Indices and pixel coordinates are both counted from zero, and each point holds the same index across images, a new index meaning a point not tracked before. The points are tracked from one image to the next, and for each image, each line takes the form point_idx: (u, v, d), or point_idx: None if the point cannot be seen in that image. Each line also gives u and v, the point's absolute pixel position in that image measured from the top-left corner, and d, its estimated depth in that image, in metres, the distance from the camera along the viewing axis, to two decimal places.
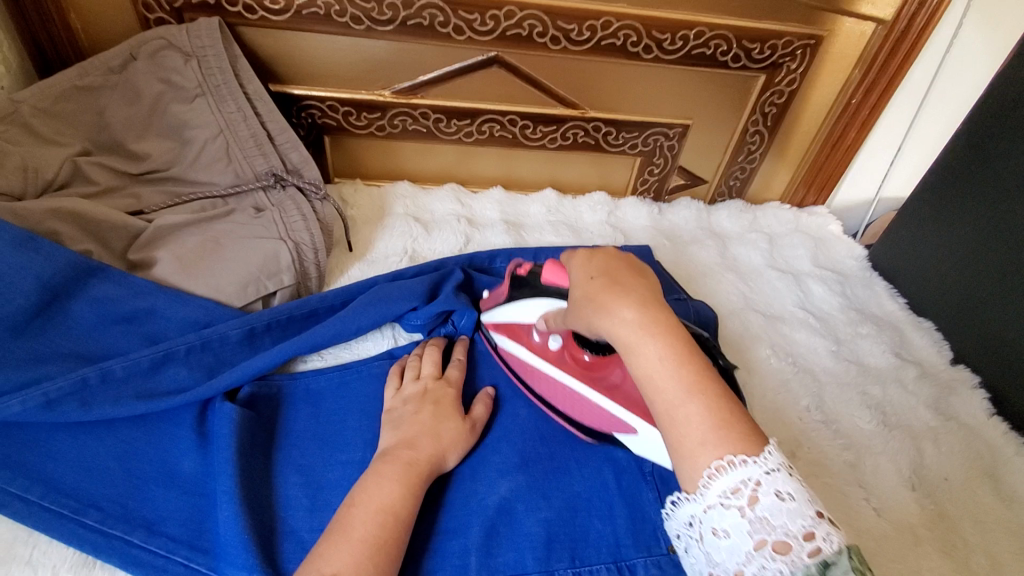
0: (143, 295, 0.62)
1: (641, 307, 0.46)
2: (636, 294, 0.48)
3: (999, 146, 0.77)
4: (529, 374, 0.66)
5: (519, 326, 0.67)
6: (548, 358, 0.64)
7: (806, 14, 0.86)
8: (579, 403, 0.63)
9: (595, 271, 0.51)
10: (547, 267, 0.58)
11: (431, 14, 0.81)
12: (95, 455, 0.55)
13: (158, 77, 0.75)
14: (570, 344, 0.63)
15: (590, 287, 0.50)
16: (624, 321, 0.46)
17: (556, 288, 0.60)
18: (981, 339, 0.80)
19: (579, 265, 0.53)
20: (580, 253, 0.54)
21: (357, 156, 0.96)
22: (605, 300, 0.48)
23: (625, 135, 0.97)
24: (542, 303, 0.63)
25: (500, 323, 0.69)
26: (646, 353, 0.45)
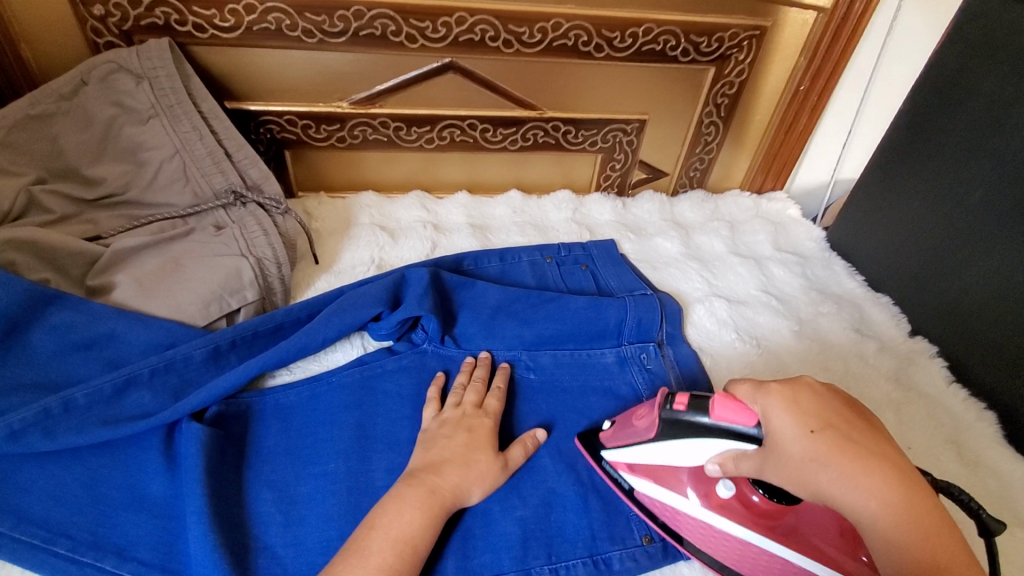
0: (103, 320, 0.62)
1: (883, 483, 0.42)
2: (879, 461, 0.43)
3: (939, 120, 0.81)
4: (676, 521, 0.58)
5: (665, 470, 0.57)
6: (715, 510, 0.55)
7: (750, 6, 0.88)
8: (748, 551, 0.54)
9: (816, 424, 0.45)
10: (721, 403, 0.49)
11: (383, 23, 0.81)
12: (61, 484, 0.54)
13: (110, 100, 0.74)
14: (741, 488, 0.55)
15: (812, 444, 0.44)
16: (868, 505, 0.42)
17: (722, 426, 0.50)
18: (934, 307, 0.83)
19: (781, 411, 0.46)
20: (777, 391, 0.47)
21: (319, 169, 0.97)
22: (842, 471, 0.43)
23: (584, 133, 0.98)
24: (711, 447, 0.51)
25: (637, 464, 0.59)
26: (891, 539, 0.41)
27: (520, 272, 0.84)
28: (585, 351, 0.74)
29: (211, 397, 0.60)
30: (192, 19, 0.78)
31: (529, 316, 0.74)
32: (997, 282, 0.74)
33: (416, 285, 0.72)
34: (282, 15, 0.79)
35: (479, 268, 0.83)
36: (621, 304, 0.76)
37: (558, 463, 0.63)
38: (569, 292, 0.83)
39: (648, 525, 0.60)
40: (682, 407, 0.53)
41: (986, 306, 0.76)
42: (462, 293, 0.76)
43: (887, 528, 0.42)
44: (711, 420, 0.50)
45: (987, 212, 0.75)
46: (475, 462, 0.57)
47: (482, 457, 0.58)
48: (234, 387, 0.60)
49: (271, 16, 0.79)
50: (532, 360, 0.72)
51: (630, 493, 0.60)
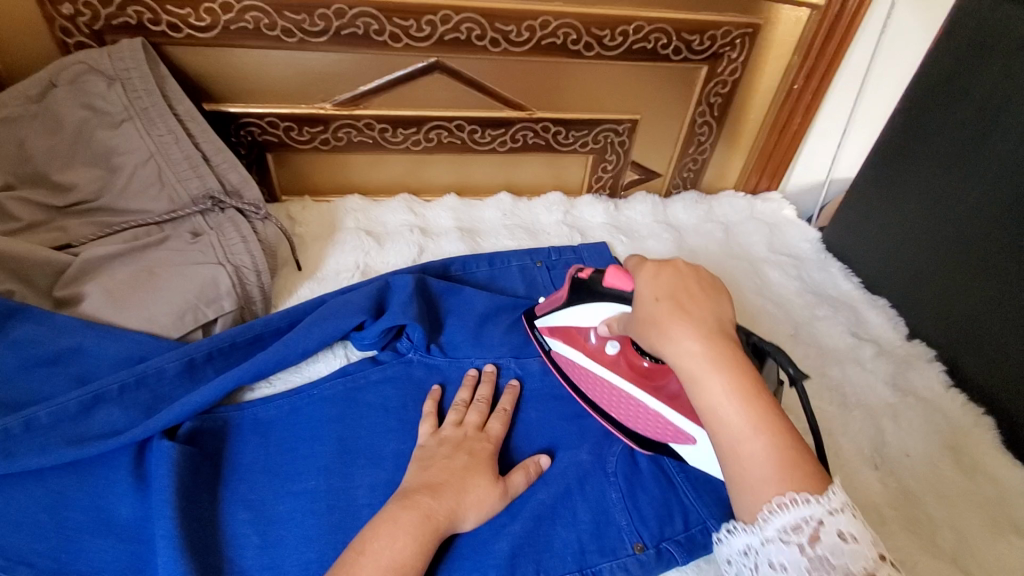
0: (70, 334, 0.59)
1: (705, 337, 0.47)
2: (702, 321, 0.48)
3: (935, 119, 0.79)
4: (578, 374, 0.66)
5: (576, 330, 0.65)
6: (606, 364, 0.63)
7: (742, 3, 0.86)
8: (622, 398, 0.63)
9: (661, 293, 0.50)
10: (611, 271, 0.57)
11: (365, 22, 0.79)
12: (24, 508, 0.52)
13: (81, 103, 0.71)
14: (629, 349, 0.63)
15: (657, 308, 0.50)
16: (690, 354, 0.46)
17: (616, 292, 0.58)
18: (931, 310, 0.81)
19: (645, 282, 0.52)
20: (649, 266, 0.53)
21: (304, 172, 0.94)
22: (671, 325, 0.48)
23: (575, 134, 0.96)
24: (604, 308, 0.61)
25: (556, 327, 0.67)
26: (708, 385, 0.45)
27: (509, 277, 0.82)
28: None
29: (183, 414, 0.57)
30: (167, 19, 0.75)
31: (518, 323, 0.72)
32: (995, 285, 0.72)
33: (401, 292, 0.70)
34: (261, 14, 0.76)
35: (467, 273, 0.81)
36: None
37: (548, 475, 0.61)
38: None
39: (640, 533, 0.58)
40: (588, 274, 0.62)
41: (984, 309, 0.74)
42: (449, 299, 0.73)
43: (704, 372, 0.46)
44: (603, 286, 0.59)
45: (985, 213, 0.73)
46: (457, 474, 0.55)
47: (481, 481, 0.55)
48: (208, 403, 0.58)
49: (250, 15, 0.76)
50: (521, 369, 0.70)
51: (550, 353, 0.68)
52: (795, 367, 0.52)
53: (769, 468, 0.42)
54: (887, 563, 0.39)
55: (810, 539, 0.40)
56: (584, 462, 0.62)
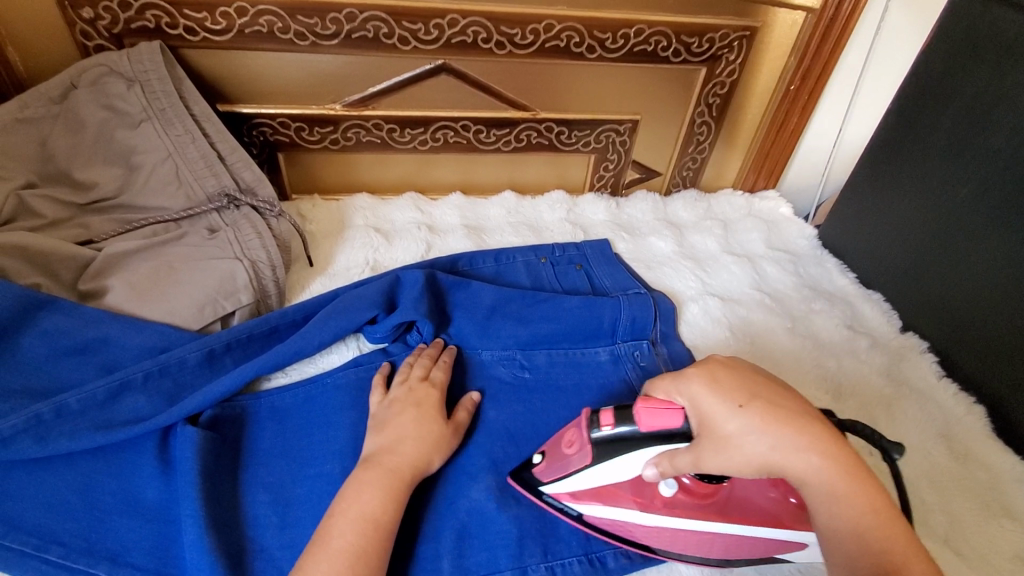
0: (96, 325, 0.61)
1: (818, 440, 0.45)
2: (811, 427, 0.45)
3: (928, 117, 0.81)
4: (626, 531, 0.57)
5: (610, 487, 0.55)
6: (661, 509, 0.54)
7: (739, 7, 0.89)
8: (697, 537, 0.55)
9: (744, 398, 0.46)
10: (644, 411, 0.49)
11: (375, 26, 0.81)
12: (55, 490, 0.54)
13: (101, 104, 0.74)
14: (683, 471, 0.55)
15: (744, 417, 0.45)
16: (808, 464, 0.44)
17: (653, 432, 0.50)
18: (924, 302, 0.84)
19: (710, 392, 0.47)
20: (698, 379, 0.48)
21: (313, 171, 0.96)
22: (781, 435, 0.45)
23: (577, 134, 0.99)
24: (643, 454, 0.51)
25: (581, 490, 0.56)
26: (831, 497, 0.44)
27: (515, 273, 0.85)
28: (580, 351, 0.75)
29: (205, 401, 0.60)
30: (183, 23, 0.78)
31: (524, 317, 0.75)
32: (985, 277, 0.75)
33: (411, 286, 0.73)
34: (274, 18, 0.79)
35: (474, 269, 0.83)
36: (615, 303, 0.77)
37: None
38: (564, 291, 0.84)
39: None
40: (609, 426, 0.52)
41: (974, 301, 0.76)
42: (457, 294, 0.76)
43: (832, 486, 0.44)
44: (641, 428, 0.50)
45: (975, 209, 0.76)
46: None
47: (444, 441, 0.59)
48: (229, 391, 0.60)
49: (263, 18, 0.78)
50: (527, 360, 0.73)
51: (580, 517, 0.58)
52: (897, 447, 0.50)
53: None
54: None
55: None
56: None
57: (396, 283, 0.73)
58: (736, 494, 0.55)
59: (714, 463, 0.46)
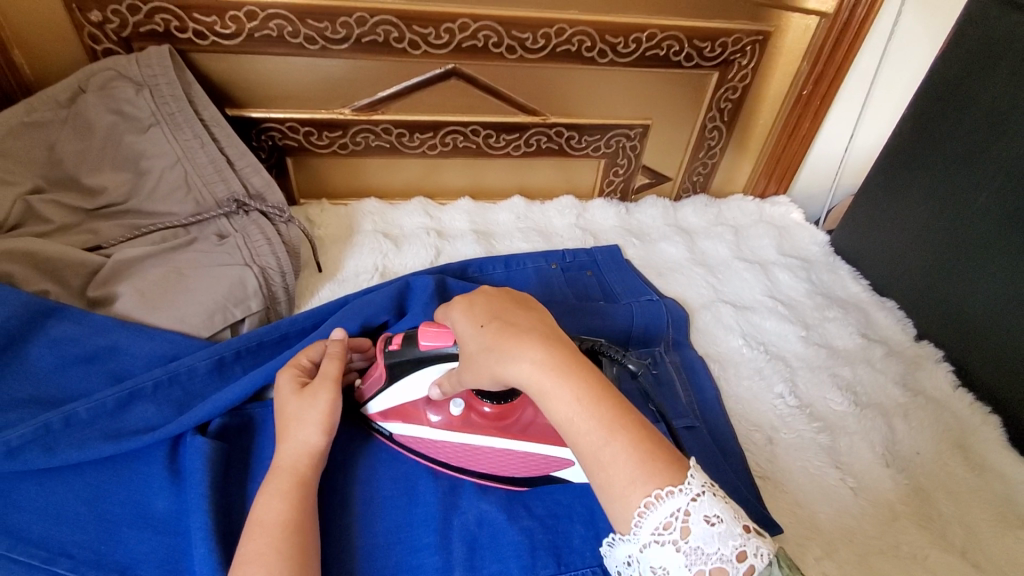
0: (104, 333, 0.60)
1: (540, 343, 0.48)
2: (534, 339, 0.48)
3: (945, 122, 0.80)
4: (426, 447, 0.61)
5: (409, 407, 0.60)
6: (458, 425, 0.60)
7: (753, 11, 0.88)
8: (485, 454, 0.60)
9: (484, 319, 0.51)
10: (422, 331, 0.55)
11: (385, 30, 0.81)
12: (64, 501, 0.53)
13: (110, 108, 0.73)
14: (468, 397, 0.60)
15: (482, 335, 0.50)
16: (529, 368, 0.47)
17: (431, 352, 0.56)
18: (940, 311, 0.83)
19: (462, 315, 0.53)
20: (458, 304, 0.54)
21: (321, 175, 0.96)
22: (507, 346, 0.48)
23: (587, 139, 0.98)
24: (429, 372, 0.58)
25: (387, 411, 0.61)
26: (558, 395, 0.46)
27: (525, 278, 0.84)
28: None
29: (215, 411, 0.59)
30: (193, 26, 0.77)
31: None
32: (1003, 286, 0.74)
33: (421, 293, 0.71)
34: (284, 22, 0.78)
35: (484, 275, 0.83)
36: (627, 309, 0.77)
37: None
38: (575, 298, 0.83)
39: None
40: (396, 344, 0.58)
41: (992, 310, 0.75)
42: None
43: (547, 385, 0.47)
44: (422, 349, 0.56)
45: (994, 215, 0.75)
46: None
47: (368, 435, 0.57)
48: (239, 400, 0.60)
49: (273, 22, 0.78)
50: None
51: (390, 437, 0.62)
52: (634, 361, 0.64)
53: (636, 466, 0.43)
54: (752, 534, 0.42)
55: (681, 533, 0.42)
56: None
57: (408, 290, 0.72)
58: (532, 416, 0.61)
59: (473, 377, 0.51)
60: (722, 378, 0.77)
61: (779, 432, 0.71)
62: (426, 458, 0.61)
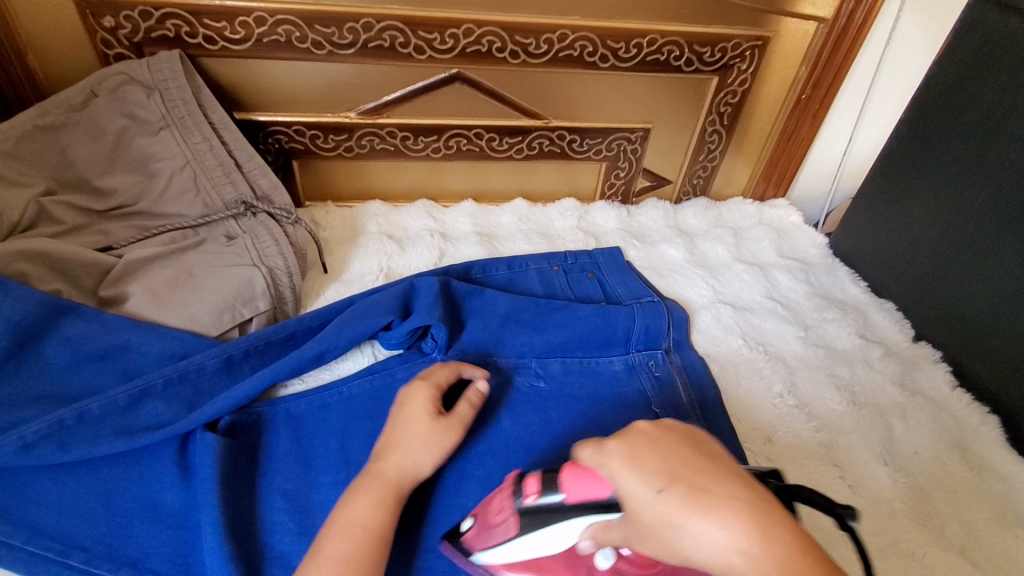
0: (116, 331, 0.62)
1: (743, 529, 0.34)
2: (739, 507, 0.35)
3: (942, 125, 0.81)
4: None
5: (544, 563, 0.49)
6: None
7: (752, 17, 0.90)
8: None
9: (664, 481, 0.37)
10: (569, 476, 0.45)
11: (391, 35, 0.82)
12: (77, 495, 0.54)
13: (121, 112, 0.75)
14: (624, 565, 0.45)
15: (663, 503, 0.37)
16: (735, 556, 0.33)
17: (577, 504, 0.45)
18: (936, 312, 0.84)
19: (626, 469, 0.40)
20: (623, 449, 0.41)
21: (326, 178, 0.97)
22: (700, 522, 0.35)
23: (589, 142, 0.99)
24: (577, 528, 0.45)
25: (513, 560, 0.50)
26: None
27: (527, 280, 0.85)
28: (593, 360, 0.75)
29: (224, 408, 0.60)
30: (203, 32, 0.79)
31: (536, 327, 0.75)
32: (1000, 287, 0.75)
33: (426, 293, 0.73)
34: (292, 28, 0.79)
35: (487, 276, 0.84)
36: (629, 311, 0.77)
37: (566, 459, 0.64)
38: (576, 299, 0.84)
39: None
40: (535, 495, 0.48)
41: (988, 311, 0.77)
42: (471, 301, 0.76)
43: None
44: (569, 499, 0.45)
45: (991, 217, 0.76)
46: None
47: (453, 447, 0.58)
48: (247, 397, 0.61)
49: (281, 28, 0.79)
50: (541, 368, 0.73)
51: None
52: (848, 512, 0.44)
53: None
54: None
55: None
56: None
57: (412, 289, 0.74)
58: None
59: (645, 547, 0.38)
60: (723, 378, 0.78)
61: (779, 432, 0.72)
62: None
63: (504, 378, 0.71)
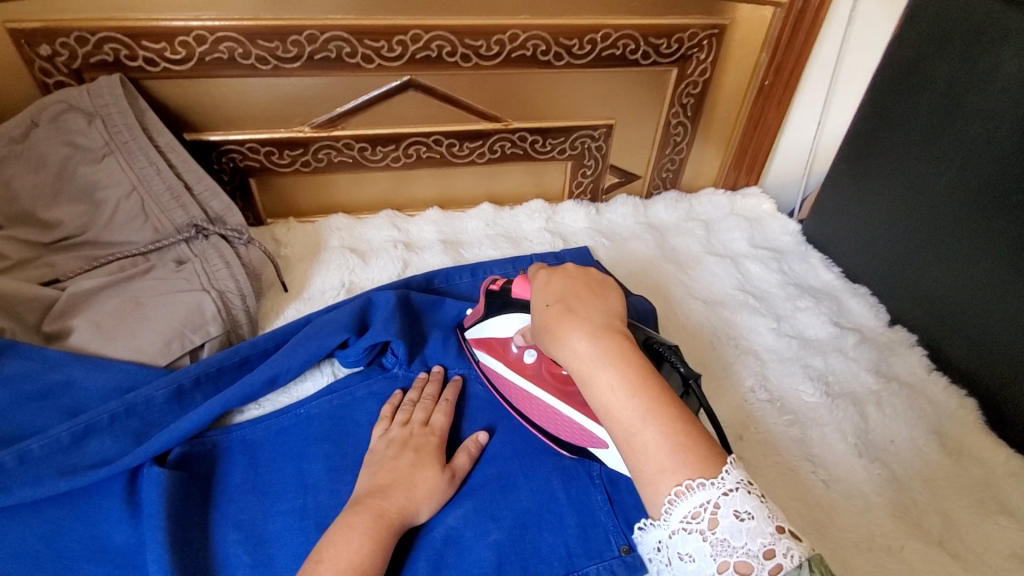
0: (59, 368, 0.61)
1: (592, 336, 0.49)
2: (597, 318, 0.51)
3: (903, 105, 0.79)
4: (501, 383, 0.68)
5: (496, 342, 0.68)
6: (525, 372, 0.64)
7: (707, 5, 0.88)
8: (544, 410, 0.63)
9: (551, 298, 0.54)
10: (519, 282, 0.62)
11: (337, 46, 0.81)
12: (22, 539, 0.54)
13: (62, 140, 0.73)
14: (544, 359, 0.64)
15: (546, 313, 0.53)
16: (580, 346, 0.49)
17: (524, 303, 0.62)
18: (910, 295, 0.82)
19: (540, 290, 0.57)
20: (543, 275, 0.58)
21: (287, 194, 0.96)
22: (560, 327, 0.51)
23: (552, 141, 0.98)
24: (515, 320, 0.64)
25: (482, 338, 0.69)
26: (601, 381, 0.47)
27: None
28: None
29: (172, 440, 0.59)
30: (143, 54, 0.77)
31: None
32: (971, 268, 0.73)
33: (383, 308, 0.71)
34: (234, 44, 0.78)
35: (451, 285, 0.82)
36: None
37: (531, 470, 0.62)
38: None
39: (626, 536, 0.58)
40: (497, 287, 0.66)
41: (960, 293, 0.75)
42: (432, 313, 0.74)
43: (594, 370, 0.48)
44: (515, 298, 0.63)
45: (957, 196, 0.74)
46: (432, 485, 0.57)
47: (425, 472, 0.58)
48: (196, 427, 0.59)
49: (223, 45, 0.78)
50: None
51: (480, 363, 0.70)
52: (688, 365, 0.54)
53: (664, 456, 0.44)
54: (785, 536, 0.41)
55: (709, 524, 0.41)
56: (566, 465, 0.63)
57: (369, 305, 0.72)
58: None
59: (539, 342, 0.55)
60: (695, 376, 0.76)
61: (750, 427, 0.71)
62: (490, 378, 0.69)
63: (466, 390, 0.69)
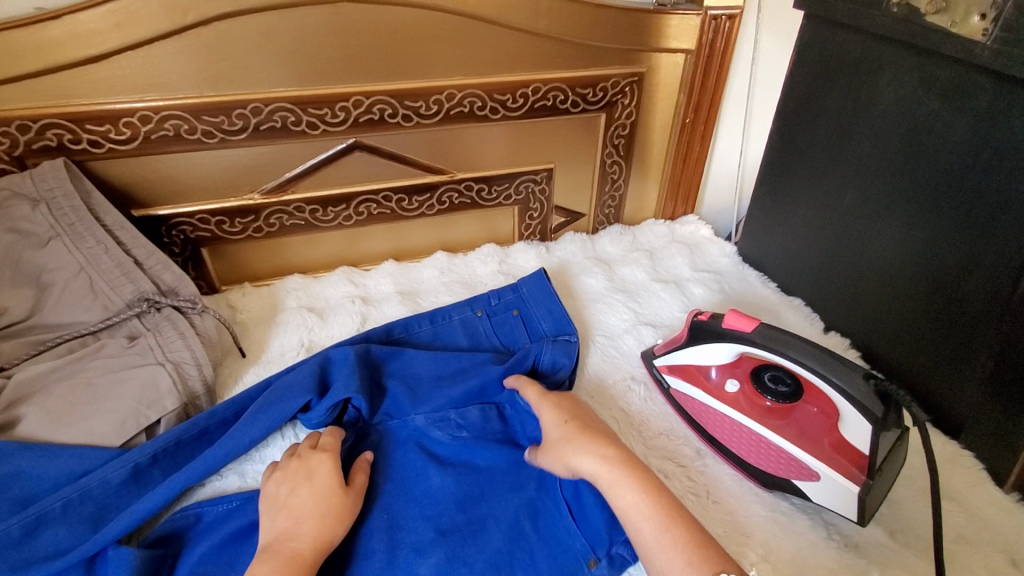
0: (7, 459, 0.59)
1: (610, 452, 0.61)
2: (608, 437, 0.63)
3: (805, 132, 0.88)
4: (693, 409, 0.72)
5: (695, 369, 0.73)
6: (726, 399, 0.69)
7: (624, 56, 0.96)
8: (754, 440, 0.66)
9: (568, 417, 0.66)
10: (730, 314, 0.68)
11: (282, 116, 0.84)
12: None
13: (5, 228, 0.73)
14: (748, 388, 0.69)
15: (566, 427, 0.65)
16: (593, 464, 0.60)
17: (735, 334, 0.68)
18: (838, 301, 0.89)
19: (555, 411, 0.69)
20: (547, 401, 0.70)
21: (240, 261, 0.97)
22: (580, 448, 0.61)
23: (497, 189, 1.03)
24: (722, 347, 0.69)
25: (675, 366, 0.74)
26: (622, 496, 0.57)
27: (452, 331, 0.85)
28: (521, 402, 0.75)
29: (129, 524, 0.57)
30: (87, 137, 0.79)
31: (457, 380, 0.75)
32: (884, 273, 0.80)
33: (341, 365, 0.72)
34: (179, 121, 0.81)
35: (410, 334, 0.84)
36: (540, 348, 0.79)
37: (499, 513, 0.63)
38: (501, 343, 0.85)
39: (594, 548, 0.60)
40: (707, 316, 0.71)
41: (881, 297, 0.81)
42: (390, 364, 0.76)
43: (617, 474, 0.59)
44: (723, 329, 0.69)
45: (864, 209, 0.81)
46: (499, 541, 0.61)
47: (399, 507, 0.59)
48: (156, 508, 0.58)
49: (168, 123, 0.80)
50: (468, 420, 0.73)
51: (669, 391, 0.75)
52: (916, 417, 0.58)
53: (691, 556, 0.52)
54: None
55: None
56: (536, 503, 0.64)
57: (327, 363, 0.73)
58: (803, 429, 0.65)
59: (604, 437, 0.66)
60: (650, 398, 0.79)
61: None
62: (682, 405, 0.73)
63: (429, 437, 0.70)
